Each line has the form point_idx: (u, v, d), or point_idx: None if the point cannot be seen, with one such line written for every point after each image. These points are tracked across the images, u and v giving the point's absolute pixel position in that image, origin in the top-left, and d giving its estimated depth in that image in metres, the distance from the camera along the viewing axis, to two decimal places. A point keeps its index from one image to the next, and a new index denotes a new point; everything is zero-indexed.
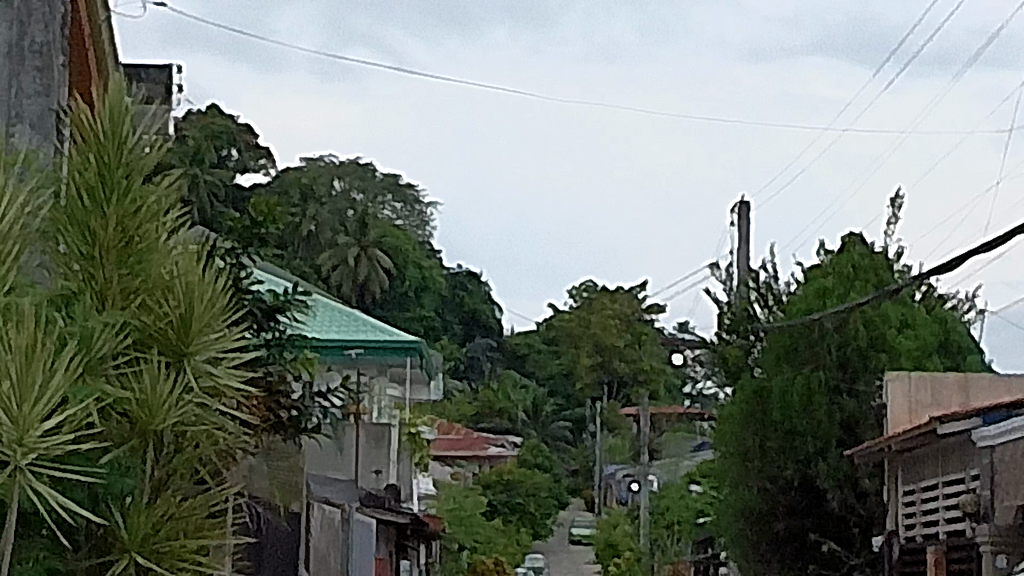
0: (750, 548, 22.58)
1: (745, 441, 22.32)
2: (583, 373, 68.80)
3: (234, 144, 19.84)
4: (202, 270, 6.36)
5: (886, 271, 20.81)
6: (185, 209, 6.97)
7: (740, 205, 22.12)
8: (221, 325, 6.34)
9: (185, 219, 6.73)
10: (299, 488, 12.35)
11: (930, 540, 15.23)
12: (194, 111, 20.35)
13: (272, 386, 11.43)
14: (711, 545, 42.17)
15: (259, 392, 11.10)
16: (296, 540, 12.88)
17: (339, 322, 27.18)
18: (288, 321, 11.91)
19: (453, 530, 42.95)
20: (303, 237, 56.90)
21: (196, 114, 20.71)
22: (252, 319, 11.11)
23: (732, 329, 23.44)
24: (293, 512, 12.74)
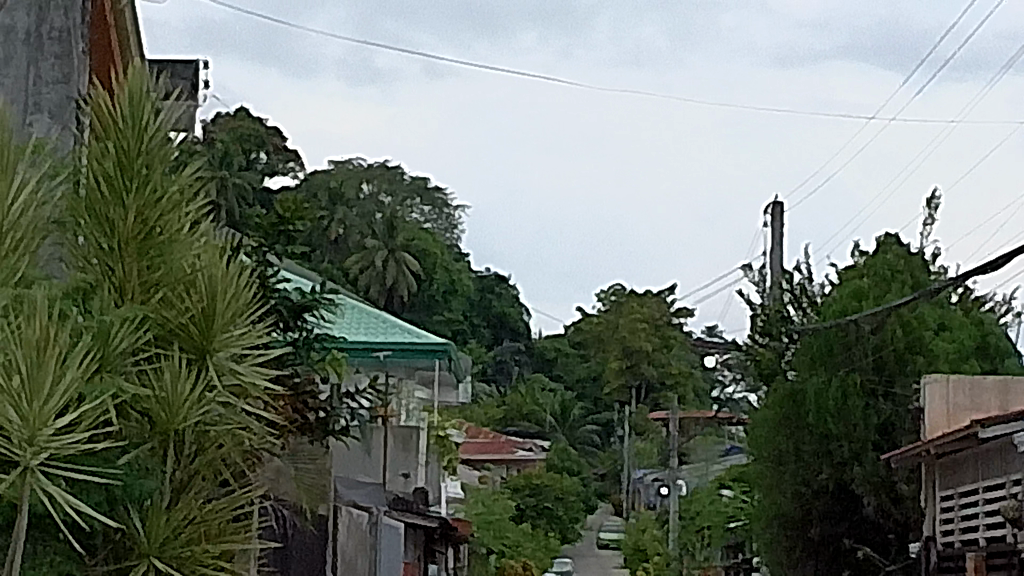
0: (784, 554, 22.19)
1: (779, 445, 21.89)
2: (611, 377, 68.46)
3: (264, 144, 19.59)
4: (225, 264, 6.12)
5: (922, 273, 20.50)
6: (207, 200, 6.73)
7: (773, 206, 21.82)
8: (245, 320, 6.10)
9: (208, 210, 6.49)
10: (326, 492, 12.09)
11: (969, 546, 14.93)
12: (222, 114, 20.11)
13: (299, 386, 11.18)
14: (742, 550, 41.81)
15: (286, 392, 10.85)
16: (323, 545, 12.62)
17: (368, 325, 26.92)
18: (315, 321, 11.67)
19: (481, 534, 42.69)
20: (330, 240, 56.66)
21: (224, 117, 20.47)
22: (278, 319, 10.88)
23: (766, 332, 23.11)
24: (320, 516, 12.49)
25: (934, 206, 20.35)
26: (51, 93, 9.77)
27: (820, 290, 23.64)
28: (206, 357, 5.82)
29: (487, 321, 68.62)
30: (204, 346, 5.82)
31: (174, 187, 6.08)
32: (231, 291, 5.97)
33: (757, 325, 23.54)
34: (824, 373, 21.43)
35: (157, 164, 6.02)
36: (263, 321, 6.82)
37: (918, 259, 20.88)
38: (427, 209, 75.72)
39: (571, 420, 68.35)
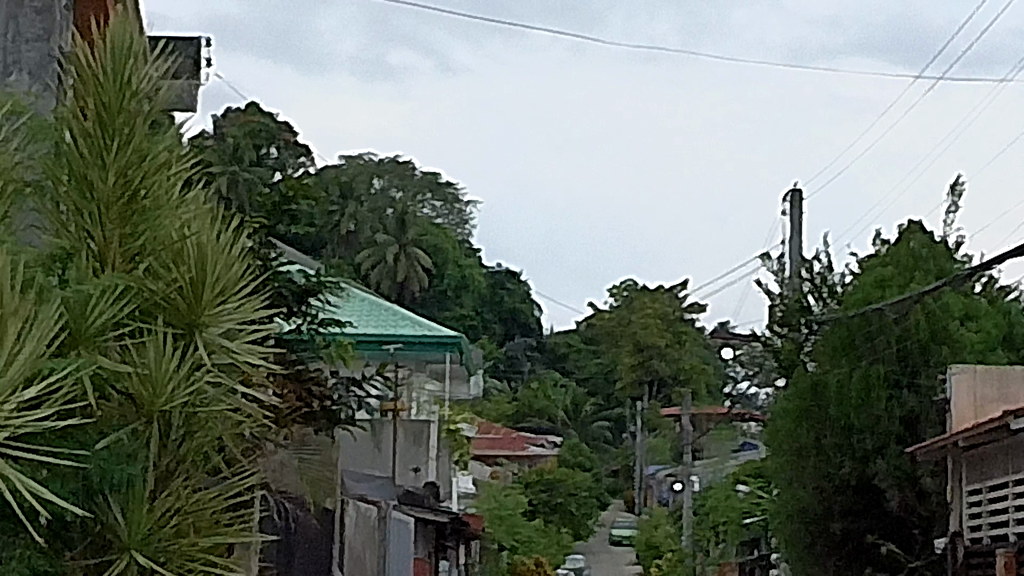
0: (805, 550, 21.54)
1: (801, 438, 21.26)
2: (624, 372, 67.91)
3: (275, 136, 19.01)
4: (217, 234, 5.64)
5: (947, 260, 19.95)
6: (197, 166, 6.25)
7: (792, 193, 21.28)
8: (236, 291, 5.62)
9: (196, 176, 6.01)
10: (332, 487, 11.57)
11: (999, 541, 14.44)
12: (234, 108, 19.59)
13: (302, 373, 10.66)
14: (760, 546, 41.29)
15: (287, 378, 10.34)
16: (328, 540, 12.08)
17: (379, 317, 26.41)
18: (321, 307, 11.14)
19: (493, 530, 42.20)
20: (342, 236, 56.14)
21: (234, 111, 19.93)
22: (280, 303, 10.36)
23: (785, 322, 22.51)
24: (326, 510, 11.96)
25: (958, 192, 19.81)
26: (31, 49, 9.50)
27: (841, 280, 23.05)
28: (193, 332, 5.37)
29: (499, 316, 68.07)
30: (193, 320, 5.38)
31: (160, 151, 5.61)
32: (221, 261, 5.51)
33: (775, 316, 22.97)
34: (846, 362, 20.78)
35: (141, 122, 5.56)
36: (260, 299, 6.33)
37: (941, 247, 20.34)
38: (438, 204, 75.19)
39: (583, 416, 67.81)
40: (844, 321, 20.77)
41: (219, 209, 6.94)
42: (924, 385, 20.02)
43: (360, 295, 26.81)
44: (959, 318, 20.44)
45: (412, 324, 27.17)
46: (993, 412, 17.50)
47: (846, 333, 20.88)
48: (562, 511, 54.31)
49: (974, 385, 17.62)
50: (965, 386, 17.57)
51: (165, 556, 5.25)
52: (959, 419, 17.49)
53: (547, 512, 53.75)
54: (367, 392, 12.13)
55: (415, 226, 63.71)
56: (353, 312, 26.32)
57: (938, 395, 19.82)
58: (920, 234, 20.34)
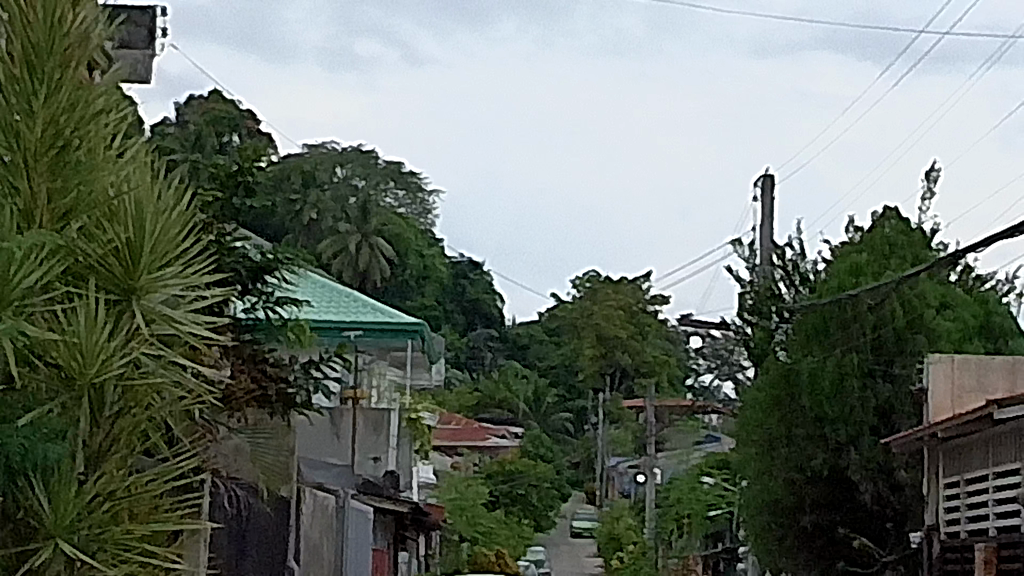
0: (775, 543, 21.09)
1: (771, 428, 20.83)
2: (586, 364, 67.45)
3: (235, 123, 18.48)
4: (156, 190, 5.15)
5: (923, 248, 19.47)
6: (139, 117, 5.72)
7: (764, 178, 20.82)
8: (177, 253, 5.13)
9: (136, 127, 5.50)
10: (289, 475, 11.02)
11: (977, 536, 14.01)
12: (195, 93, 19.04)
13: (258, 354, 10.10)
14: (726, 537, 40.89)
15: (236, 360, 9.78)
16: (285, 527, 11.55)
17: (339, 304, 25.90)
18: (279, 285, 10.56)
19: (452, 521, 41.69)
20: (303, 225, 55.55)
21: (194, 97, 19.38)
22: (231, 280, 9.79)
23: (756, 310, 22.05)
24: (283, 498, 11.44)
25: (933, 178, 19.36)
26: None
27: (813, 267, 22.59)
28: (132, 298, 4.92)
29: (462, 306, 67.51)
30: (132, 284, 4.91)
31: (101, 104, 5.13)
32: (162, 217, 5.04)
33: (745, 304, 22.53)
34: (819, 351, 20.30)
35: (74, 67, 5.05)
36: (208, 265, 5.85)
37: (917, 234, 19.88)
38: (401, 193, 74.59)
39: (545, 407, 67.32)
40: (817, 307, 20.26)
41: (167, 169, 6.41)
42: (899, 376, 19.59)
43: (317, 282, 26.26)
44: (935, 307, 20.02)
45: (370, 311, 26.63)
46: (971, 403, 17.08)
47: (821, 321, 20.38)
48: (523, 502, 53.83)
49: (953, 375, 17.19)
50: (943, 376, 17.14)
51: (115, 558, 4.80)
52: (937, 410, 17.08)
53: (509, 503, 53.25)
54: (326, 371, 11.61)
55: (378, 215, 63.15)
56: (309, 298, 25.76)
57: (914, 385, 19.35)
58: (895, 220, 19.85)
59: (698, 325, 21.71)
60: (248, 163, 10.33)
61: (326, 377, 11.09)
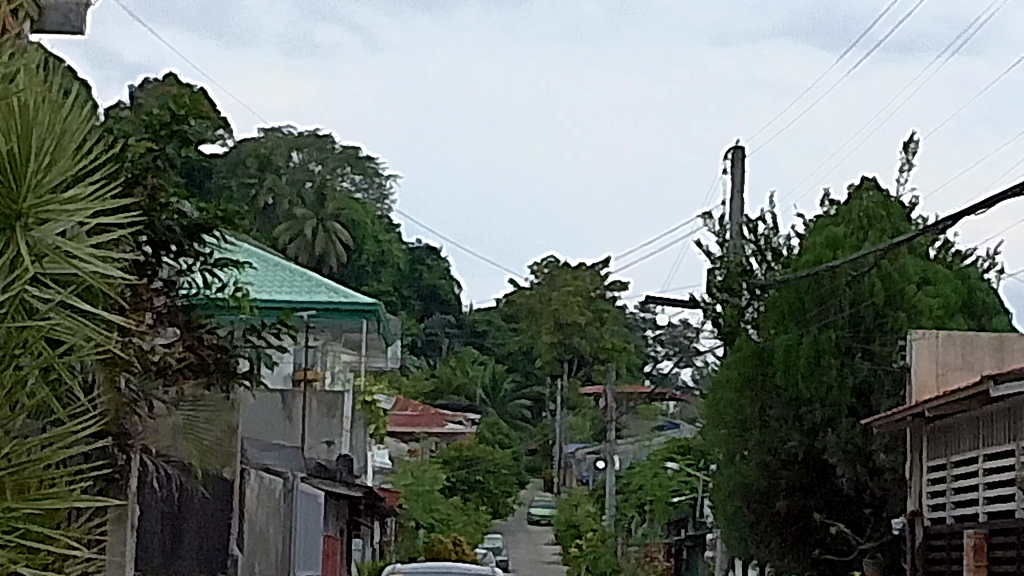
0: (748, 530, 20.32)
1: (743, 407, 20.05)
2: (544, 350, 66.64)
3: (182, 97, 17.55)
4: (33, 101, 4.23)
5: (903, 220, 18.65)
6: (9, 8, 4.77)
7: (734, 149, 19.99)
8: (56, 180, 4.21)
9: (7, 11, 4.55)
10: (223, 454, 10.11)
11: (965, 522, 13.22)
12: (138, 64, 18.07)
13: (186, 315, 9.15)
14: (694, 519, 40.21)
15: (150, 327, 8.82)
16: (212, 509, 10.69)
17: (289, 282, 25.04)
18: (216, 248, 9.60)
19: (407, 506, 40.74)
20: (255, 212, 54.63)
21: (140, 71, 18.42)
22: (146, 238, 8.83)
23: (726, 287, 21.25)
24: (216, 475, 10.54)
25: (912, 149, 18.54)
26: None
27: (784, 241, 21.78)
28: (14, 225, 4.07)
29: (419, 292, 66.57)
30: (15, 208, 4.07)
31: None
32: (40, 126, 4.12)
33: (715, 279, 21.72)
34: (793, 327, 19.51)
35: None
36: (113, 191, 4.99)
37: (897, 206, 19.04)
38: (357, 177, 73.50)
39: (502, 393, 66.34)
40: (793, 280, 19.42)
41: (67, 81, 5.44)
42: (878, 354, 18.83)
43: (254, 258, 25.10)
44: (916, 282, 19.19)
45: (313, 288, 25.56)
46: (956, 381, 16.34)
47: (794, 296, 19.55)
48: (481, 488, 53.04)
49: (937, 352, 16.44)
50: (926, 353, 16.38)
51: (2, 537, 4.02)
52: (920, 389, 16.33)
53: (465, 489, 52.41)
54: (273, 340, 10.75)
55: (334, 200, 62.23)
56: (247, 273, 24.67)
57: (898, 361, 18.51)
58: (873, 191, 19.05)
59: (664, 303, 20.90)
60: (187, 109, 9.36)
61: (276, 343, 10.20)
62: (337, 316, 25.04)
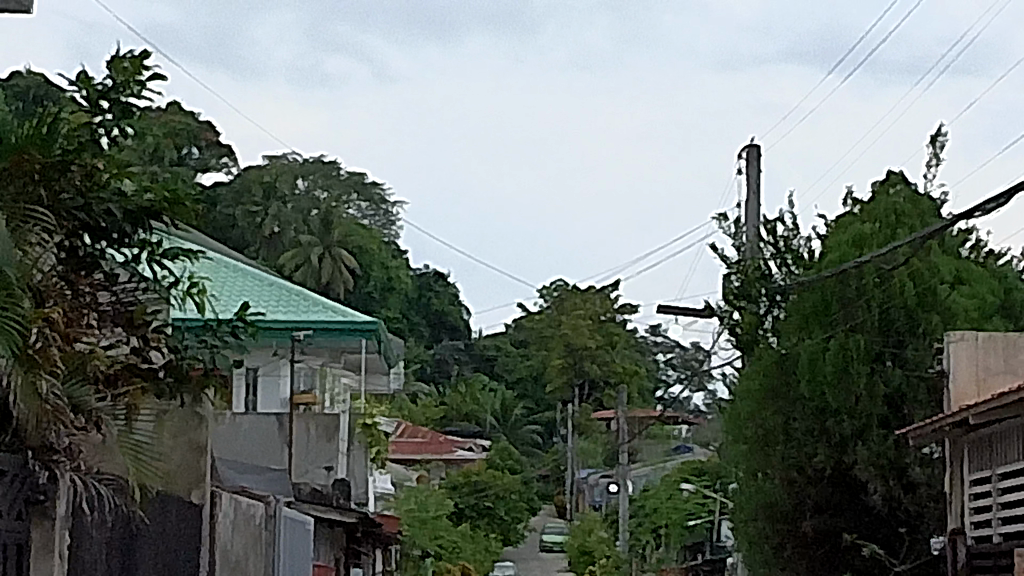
0: (771, 554, 19.36)
1: (766, 420, 19.14)
2: (555, 374, 65.36)
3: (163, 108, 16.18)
4: None
5: (931, 215, 17.52)
6: None
7: (749, 149, 18.80)
8: None
9: None
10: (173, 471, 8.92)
11: (1015, 541, 11.96)
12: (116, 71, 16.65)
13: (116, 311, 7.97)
14: (719, 540, 39.50)
15: (69, 323, 7.63)
16: (168, 536, 9.54)
17: (272, 305, 23.94)
18: (162, 238, 8.40)
19: (414, 535, 39.51)
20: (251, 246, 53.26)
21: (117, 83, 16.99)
22: (61, 224, 7.62)
23: (744, 293, 20.30)
24: (166, 497, 9.39)
25: (941, 143, 17.30)
26: None
27: (804, 242, 20.73)
28: None
29: (427, 319, 65.33)
30: None
31: None
32: None
33: (732, 285, 20.72)
34: (819, 333, 18.59)
35: None
36: None
37: (925, 201, 17.98)
38: (363, 204, 72.19)
39: (512, 420, 65.11)
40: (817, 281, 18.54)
41: None
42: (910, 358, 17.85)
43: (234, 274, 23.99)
44: (949, 282, 18.38)
45: (303, 306, 24.35)
46: (997, 386, 15.43)
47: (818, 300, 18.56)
48: (491, 515, 51.77)
49: (976, 354, 15.56)
50: (965, 358, 15.52)
51: None
52: (960, 394, 15.44)
53: (475, 516, 51.17)
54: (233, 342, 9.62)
55: (340, 226, 60.84)
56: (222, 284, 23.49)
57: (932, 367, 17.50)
58: (901, 187, 17.94)
59: (677, 312, 19.69)
60: (126, 76, 8.10)
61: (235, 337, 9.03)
62: (333, 334, 23.93)
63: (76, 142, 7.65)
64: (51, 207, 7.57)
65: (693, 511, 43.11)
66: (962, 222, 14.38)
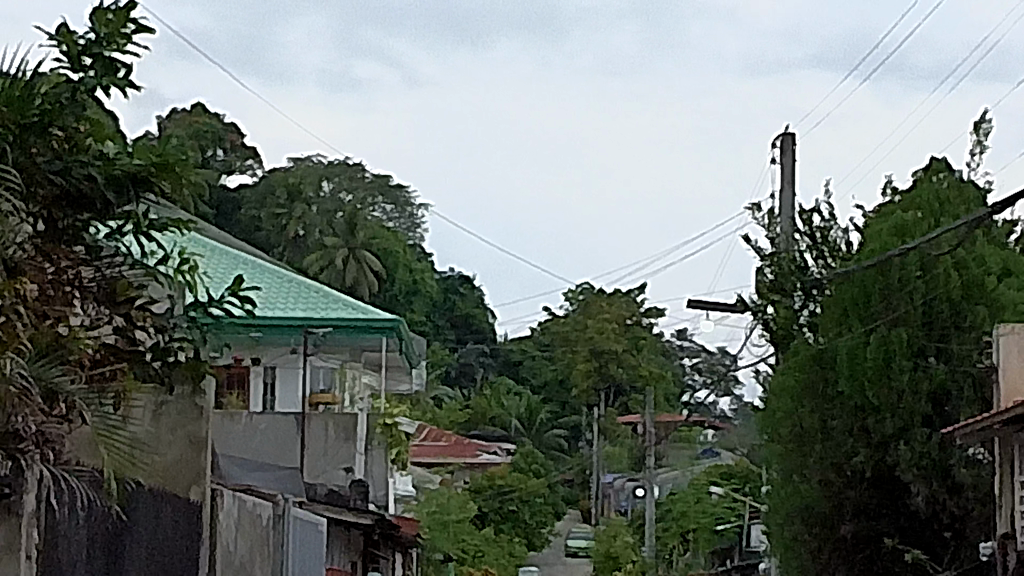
0: (807, 556, 19.75)
1: (803, 419, 19.63)
2: (580, 378, 64.75)
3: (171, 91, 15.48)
4: None
5: (975, 201, 18.10)
6: None
7: (783, 136, 18.08)
8: None
9: None
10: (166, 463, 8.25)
11: None
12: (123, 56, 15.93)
13: (82, 289, 7.24)
14: (750, 543, 38.91)
15: (38, 298, 6.89)
16: (164, 536, 8.86)
17: (281, 304, 23.25)
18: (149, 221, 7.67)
19: (435, 539, 38.91)
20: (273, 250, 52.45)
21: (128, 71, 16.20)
22: (36, 183, 6.86)
23: (779, 285, 20.64)
24: (155, 493, 8.70)
25: (984, 130, 16.56)
26: None
27: (840, 236, 21.05)
28: None
29: (453, 322, 64.66)
30: None
31: None
32: None
33: (765, 280, 21.02)
34: (858, 326, 19.12)
35: None
36: None
37: (969, 188, 18.51)
38: (388, 206, 71.45)
39: (538, 423, 64.48)
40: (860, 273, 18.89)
41: None
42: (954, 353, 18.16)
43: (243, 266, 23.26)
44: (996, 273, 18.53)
45: (323, 303, 23.66)
46: None
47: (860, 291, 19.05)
48: (516, 519, 51.14)
49: None
50: None
51: None
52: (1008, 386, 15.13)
53: (499, 520, 50.56)
54: (222, 325, 8.95)
55: (365, 228, 60.16)
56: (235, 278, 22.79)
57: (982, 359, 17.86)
58: (944, 173, 18.47)
59: (707, 307, 19.00)
60: (111, 30, 7.30)
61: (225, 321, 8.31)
62: (354, 333, 23.24)
63: (41, 110, 6.93)
64: (24, 170, 6.84)
65: (722, 515, 42.55)
66: (1005, 210, 13.63)
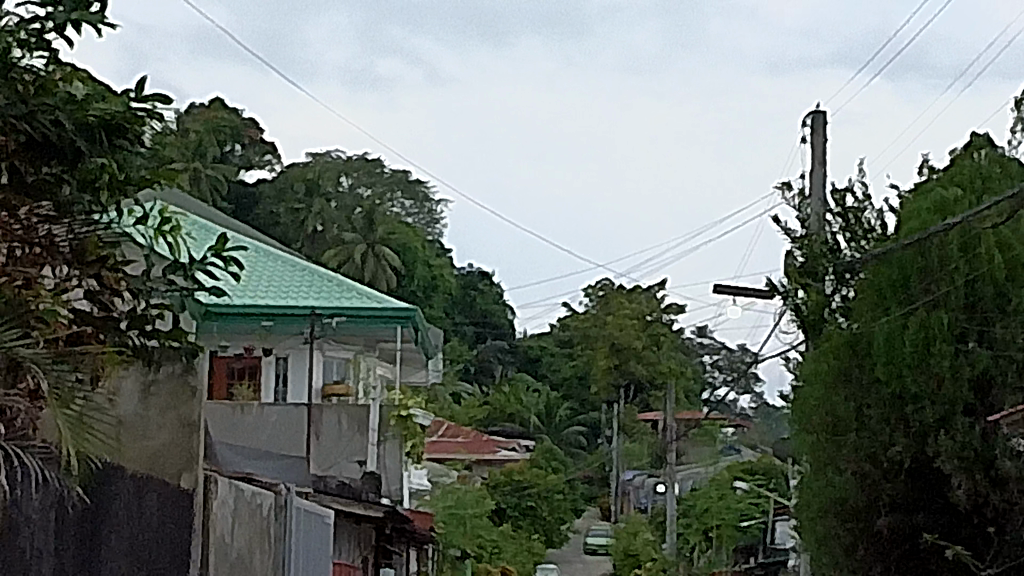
0: (841, 551, 19.04)
1: (836, 407, 18.91)
2: (599, 374, 63.95)
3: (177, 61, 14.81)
4: None
5: (1016, 175, 17.41)
6: None
7: (815, 114, 17.31)
8: None
9: None
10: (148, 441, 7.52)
11: None
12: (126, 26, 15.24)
13: (55, 250, 6.54)
14: (777, 538, 38.11)
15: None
16: (143, 525, 8.07)
17: (285, 291, 22.50)
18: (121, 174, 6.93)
19: (451, 535, 38.14)
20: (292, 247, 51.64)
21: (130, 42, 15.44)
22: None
23: (811, 270, 20.01)
24: (133, 476, 7.95)
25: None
26: None
27: (872, 218, 20.41)
28: None
29: (471, 317, 63.91)
30: None
31: None
32: None
33: (796, 265, 20.41)
34: (894, 308, 18.35)
35: None
36: None
37: (1010, 164, 17.83)
38: (407, 202, 70.69)
39: (557, 419, 63.75)
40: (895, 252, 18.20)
41: None
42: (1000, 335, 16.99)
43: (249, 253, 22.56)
44: None
45: (333, 290, 22.90)
46: None
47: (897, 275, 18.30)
48: (533, 515, 50.37)
49: None
50: None
51: None
52: None
53: (517, 516, 49.73)
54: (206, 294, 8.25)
55: (384, 223, 59.36)
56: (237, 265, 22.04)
57: None
58: (985, 150, 17.80)
59: (734, 293, 18.27)
60: None
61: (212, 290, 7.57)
62: (366, 322, 22.47)
63: None
64: None
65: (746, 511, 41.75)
66: None
